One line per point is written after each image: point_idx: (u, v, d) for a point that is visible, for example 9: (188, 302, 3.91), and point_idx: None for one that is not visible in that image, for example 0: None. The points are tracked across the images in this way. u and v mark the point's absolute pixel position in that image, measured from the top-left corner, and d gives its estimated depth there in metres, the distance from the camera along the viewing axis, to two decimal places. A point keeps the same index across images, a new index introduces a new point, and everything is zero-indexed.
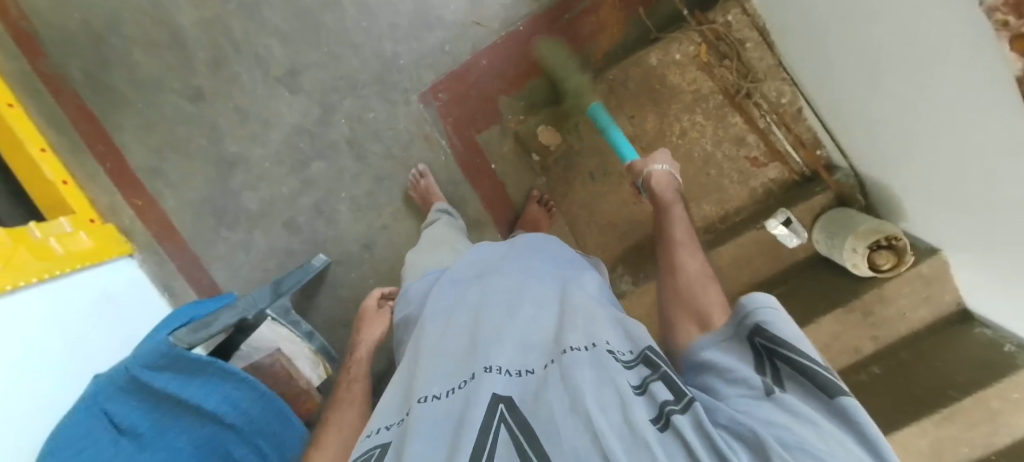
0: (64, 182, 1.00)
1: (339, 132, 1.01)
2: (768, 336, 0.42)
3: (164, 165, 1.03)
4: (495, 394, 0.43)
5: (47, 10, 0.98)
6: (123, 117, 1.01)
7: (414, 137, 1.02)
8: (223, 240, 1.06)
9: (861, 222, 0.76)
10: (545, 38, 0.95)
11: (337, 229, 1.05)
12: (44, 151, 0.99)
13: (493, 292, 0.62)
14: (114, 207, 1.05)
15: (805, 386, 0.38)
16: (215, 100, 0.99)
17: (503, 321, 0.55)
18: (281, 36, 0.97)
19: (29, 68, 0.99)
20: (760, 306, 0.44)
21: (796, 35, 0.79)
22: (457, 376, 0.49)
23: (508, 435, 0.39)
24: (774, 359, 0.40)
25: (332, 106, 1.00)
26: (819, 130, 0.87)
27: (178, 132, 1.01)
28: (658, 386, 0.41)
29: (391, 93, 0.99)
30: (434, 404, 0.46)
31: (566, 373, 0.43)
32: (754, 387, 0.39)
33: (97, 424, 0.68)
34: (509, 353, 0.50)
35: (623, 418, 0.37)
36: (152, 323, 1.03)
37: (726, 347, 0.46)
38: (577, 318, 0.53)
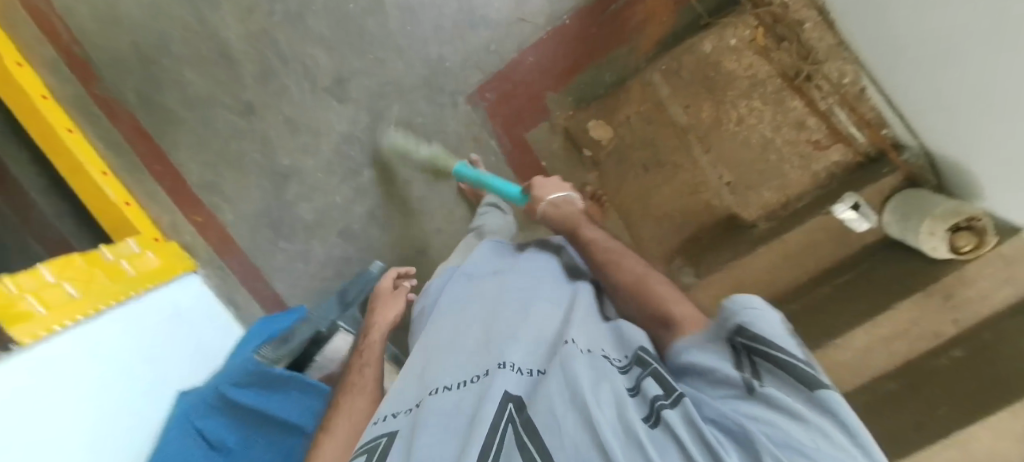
0: (127, 203, 1.03)
1: (388, 139, 1.01)
2: (748, 338, 0.45)
3: (219, 181, 1.04)
4: (505, 392, 0.47)
5: (93, 33, 0.97)
6: (178, 136, 1.02)
7: (463, 140, 1.03)
8: (282, 251, 1.09)
9: (937, 204, 0.74)
10: (591, 31, 0.94)
11: (392, 234, 1.08)
12: (105, 174, 1.02)
13: (506, 295, 0.66)
14: (176, 225, 1.08)
15: (784, 380, 0.42)
16: (266, 114, 1.00)
17: (514, 321, 0.60)
18: (326, 44, 0.96)
19: (85, 93, 1.01)
20: (739, 308, 0.48)
21: (856, 19, 0.77)
22: (468, 369, 0.54)
23: (513, 434, 0.42)
24: (754, 357, 0.44)
25: (380, 113, 1.00)
26: (884, 108, 0.84)
27: (230, 148, 1.02)
28: (650, 384, 0.46)
29: (438, 96, 1.00)
30: (446, 395, 0.50)
31: (566, 370, 0.47)
32: (734, 384, 0.43)
33: (192, 442, 0.71)
34: (522, 349, 0.54)
35: (619, 416, 0.41)
36: (223, 334, 1.07)
37: (703, 345, 0.50)
38: (583, 326, 0.57)
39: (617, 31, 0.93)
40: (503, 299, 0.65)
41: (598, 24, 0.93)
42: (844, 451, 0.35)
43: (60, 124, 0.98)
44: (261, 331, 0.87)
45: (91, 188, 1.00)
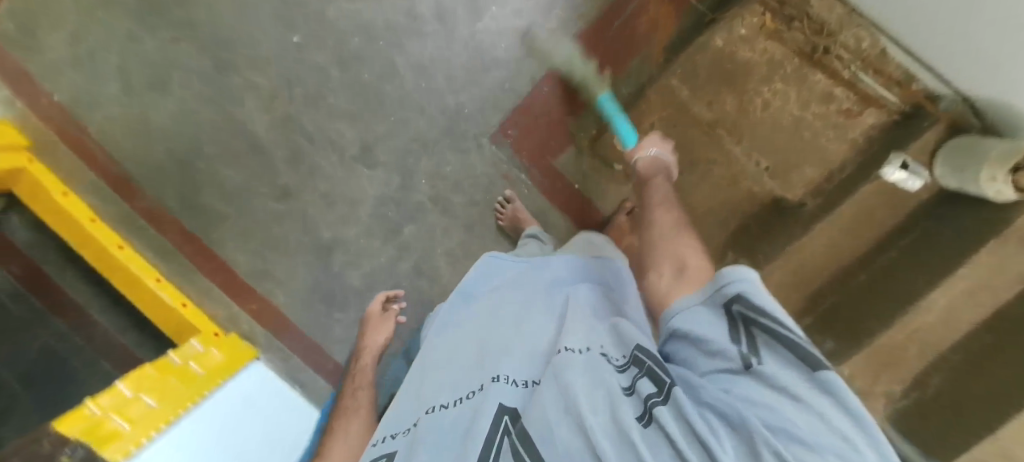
0: (183, 305, 1.04)
1: (422, 193, 1.03)
2: (745, 310, 0.39)
3: (268, 265, 1.07)
4: (500, 405, 0.49)
5: (131, 152, 1.02)
6: (221, 231, 1.06)
7: (494, 180, 1.04)
8: (337, 322, 1.10)
9: (992, 148, 0.72)
10: (597, 49, 0.97)
11: (441, 285, 1.07)
12: (159, 280, 1.03)
13: (508, 309, 0.67)
14: (233, 317, 1.10)
15: (786, 357, 0.36)
16: (302, 192, 1.03)
17: (515, 334, 0.61)
18: (350, 117, 1.00)
19: (129, 209, 1.05)
20: (734, 276, 0.40)
21: None
22: (470, 385, 0.56)
23: (512, 446, 0.43)
24: (752, 331, 0.38)
25: (410, 169, 1.02)
26: (909, 64, 0.82)
27: (274, 232, 1.05)
28: (643, 383, 0.43)
29: (463, 142, 1.02)
30: (445, 413, 0.54)
31: (559, 378, 0.46)
32: (731, 368, 0.38)
33: None
34: (515, 361, 0.56)
35: (606, 418, 0.40)
36: (297, 412, 1.06)
37: (694, 316, 0.43)
38: (584, 329, 0.57)
39: (625, 45, 0.96)
40: (501, 315, 0.67)
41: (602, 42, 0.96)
42: (851, 443, 0.31)
43: (111, 241, 1.00)
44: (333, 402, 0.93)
45: (149, 297, 1.03)
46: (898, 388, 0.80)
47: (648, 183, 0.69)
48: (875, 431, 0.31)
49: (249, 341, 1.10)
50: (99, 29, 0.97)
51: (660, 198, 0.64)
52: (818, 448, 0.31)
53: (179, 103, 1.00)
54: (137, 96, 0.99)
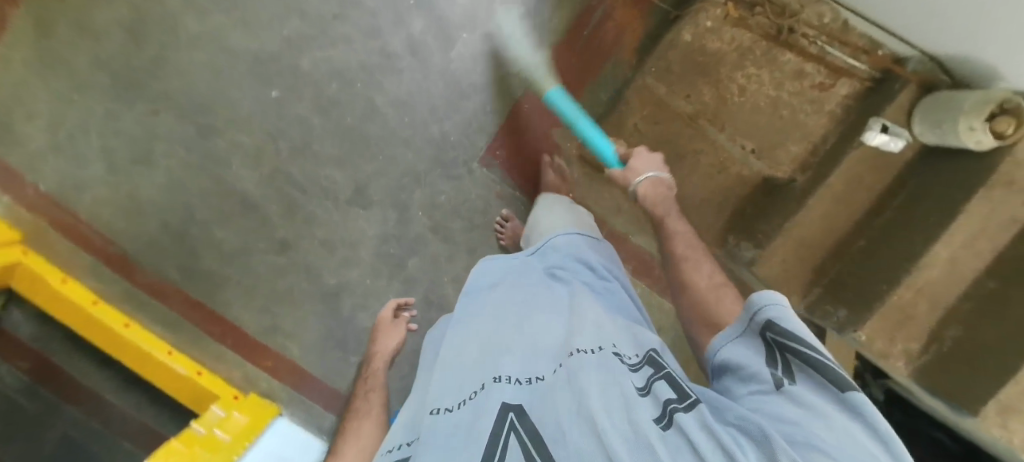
0: (199, 372, 1.03)
1: (420, 225, 1.04)
2: (779, 336, 0.44)
3: (277, 320, 1.07)
4: (504, 404, 0.47)
5: (125, 229, 1.02)
6: (226, 293, 1.05)
7: (489, 201, 1.05)
8: (354, 365, 1.09)
9: (964, 101, 0.75)
10: (572, 60, 1.00)
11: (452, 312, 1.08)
12: (171, 352, 1.02)
13: (505, 304, 0.65)
14: (249, 377, 1.09)
15: (815, 380, 0.40)
16: (301, 243, 1.03)
17: (518, 334, 0.59)
18: (339, 162, 1.01)
19: (131, 285, 1.04)
20: (768, 302, 0.46)
21: None
22: (470, 383, 0.53)
23: (518, 440, 0.43)
24: (787, 356, 0.43)
25: (405, 204, 1.03)
26: (872, 32, 0.86)
27: (278, 285, 1.05)
28: (662, 389, 0.45)
29: (454, 170, 1.03)
30: (447, 415, 0.50)
31: (573, 379, 0.46)
32: (762, 388, 0.42)
33: None
34: (522, 363, 0.55)
35: (620, 416, 0.40)
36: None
37: (733, 343, 0.49)
38: (588, 325, 0.56)
39: (597, 53, 1.00)
40: (501, 312, 0.64)
41: (575, 53, 0.99)
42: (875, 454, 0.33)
43: (117, 321, 0.99)
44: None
45: (161, 370, 1.01)
46: (915, 344, 0.81)
47: (662, 224, 0.73)
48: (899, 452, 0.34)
49: (269, 399, 1.10)
50: (77, 112, 0.98)
51: (687, 251, 0.68)
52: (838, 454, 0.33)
53: (167, 174, 1.00)
54: (124, 172, 0.99)
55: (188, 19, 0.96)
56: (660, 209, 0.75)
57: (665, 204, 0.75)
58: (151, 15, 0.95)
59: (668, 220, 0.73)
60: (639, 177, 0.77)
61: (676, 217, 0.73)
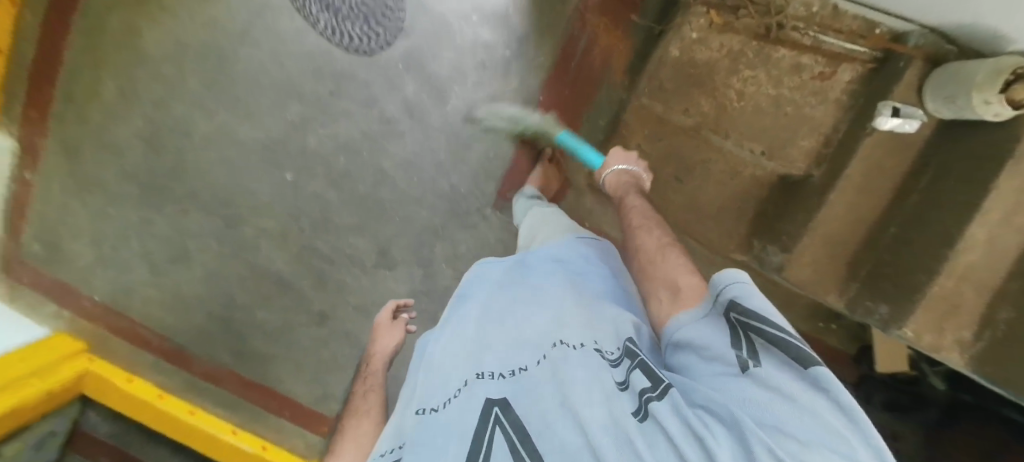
0: (263, 447, 1.09)
1: (447, 277, 1.07)
2: (743, 314, 0.42)
3: (328, 387, 1.11)
4: (489, 399, 0.48)
5: (175, 324, 1.08)
6: (276, 369, 1.11)
7: (508, 241, 1.07)
8: None
9: (975, 74, 0.72)
10: (563, 93, 1.02)
11: None
12: (236, 431, 1.08)
13: (494, 300, 0.65)
14: (310, 444, 1.14)
15: (778, 356, 0.38)
16: (338, 311, 1.08)
17: (504, 329, 0.58)
18: (359, 229, 1.04)
19: (189, 375, 1.11)
20: (732, 284, 0.45)
21: None
22: (458, 380, 0.54)
23: (502, 434, 0.43)
24: (751, 335, 0.40)
25: (429, 259, 1.06)
26: (865, 13, 0.84)
27: (323, 354, 1.10)
28: (636, 378, 0.44)
29: (469, 219, 1.06)
30: (436, 415, 0.51)
31: (556, 373, 0.47)
32: (728, 368, 0.39)
33: None
34: (504, 354, 0.54)
35: (599, 411, 0.40)
36: None
37: (696, 322, 0.46)
38: (573, 313, 0.55)
39: (584, 81, 1.01)
40: (490, 309, 0.63)
41: (564, 85, 1.02)
42: (840, 432, 0.31)
43: (184, 409, 1.06)
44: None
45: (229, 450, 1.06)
46: (968, 333, 0.78)
47: (624, 201, 0.77)
48: (868, 429, 0.31)
49: None
50: (115, 225, 1.04)
51: (641, 220, 0.70)
52: (807, 440, 0.31)
53: (204, 268, 1.06)
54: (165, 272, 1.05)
55: (198, 121, 1.01)
56: (625, 188, 0.81)
57: (627, 186, 0.81)
58: (166, 125, 1.01)
59: (628, 195, 0.78)
60: (607, 171, 0.86)
61: (636, 191, 0.79)
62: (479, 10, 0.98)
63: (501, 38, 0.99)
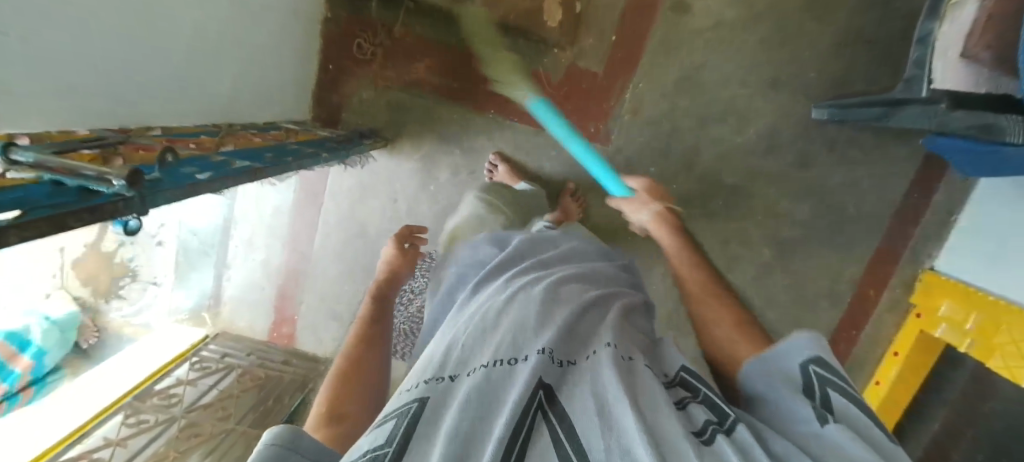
0: (896, 353, 1.02)
1: (698, 169, 1.03)
2: (823, 371, 0.40)
3: (837, 274, 1.05)
4: (539, 375, 0.38)
5: None
6: (817, 328, 1.07)
7: (640, 115, 1.02)
8: (876, 191, 1.01)
9: None
10: (481, 86, 1.02)
11: (783, 111, 1.00)
12: (893, 353, 1.03)
13: (536, 284, 0.54)
14: (902, 293, 1.04)
15: (863, 424, 0.35)
16: (746, 268, 1.06)
17: (557, 310, 0.48)
18: (662, 260, 1.06)
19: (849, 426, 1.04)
20: (814, 339, 0.42)
21: (207, 54, 0.70)
22: (512, 345, 0.42)
23: (549, 425, 0.34)
24: (828, 391, 0.38)
25: (679, 188, 1.04)
26: None
27: (799, 285, 1.06)
28: (697, 409, 0.38)
29: (627, 155, 1.04)
30: (489, 372, 0.39)
31: (604, 375, 0.39)
32: (798, 422, 0.36)
33: (1003, 163, 0.72)
34: (561, 338, 0.44)
35: (660, 420, 0.34)
36: (993, 186, 0.90)
37: (769, 372, 0.42)
38: (632, 336, 0.49)
39: (467, 63, 1.02)
40: (530, 286, 0.53)
41: (471, 86, 1.02)
42: None
43: (874, 393, 1.03)
44: (964, 148, 0.76)
45: (902, 385, 1.00)
46: None
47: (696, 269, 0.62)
48: None
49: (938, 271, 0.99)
50: None
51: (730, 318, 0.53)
52: None
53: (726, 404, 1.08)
54: None
55: None
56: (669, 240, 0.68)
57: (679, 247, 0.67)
58: None
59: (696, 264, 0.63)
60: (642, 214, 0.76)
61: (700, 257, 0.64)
62: (424, 181, 1.07)
63: (447, 159, 1.06)
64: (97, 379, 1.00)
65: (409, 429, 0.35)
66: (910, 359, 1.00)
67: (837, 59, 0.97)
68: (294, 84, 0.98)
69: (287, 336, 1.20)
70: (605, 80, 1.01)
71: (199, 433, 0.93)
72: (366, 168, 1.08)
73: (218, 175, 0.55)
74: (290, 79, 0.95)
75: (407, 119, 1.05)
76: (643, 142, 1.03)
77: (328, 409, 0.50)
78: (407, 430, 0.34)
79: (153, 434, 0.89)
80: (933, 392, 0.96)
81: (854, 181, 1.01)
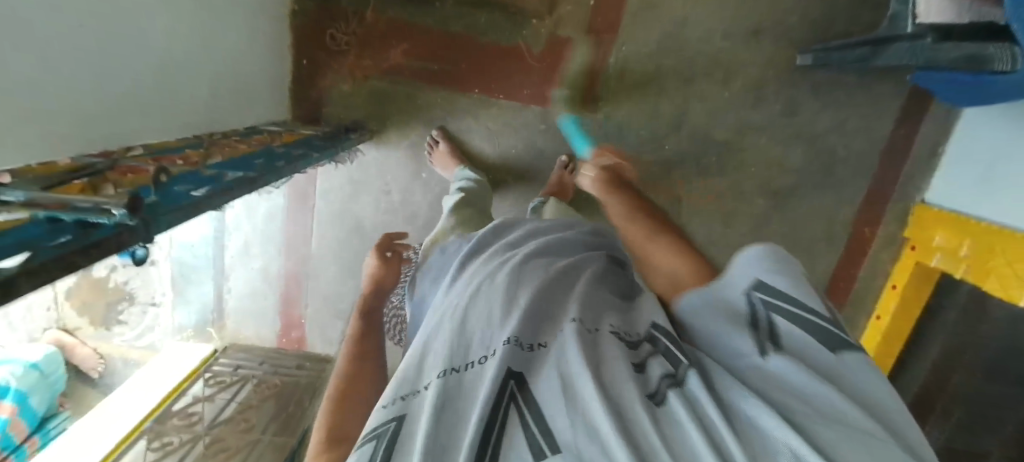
0: (894, 286, 1.07)
1: (690, 128, 1.03)
2: (767, 297, 0.39)
3: (832, 217, 1.07)
4: (511, 367, 0.38)
5: None
6: (816, 270, 1.10)
7: (625, 80, 1.01)
8: (865, 131, 1.02)
9: None
10: (463, 66, 1.00)
11: (768, 60, 0.99)
12: (891, 286, 1.07)
13: (501, 266, 0.53)
14: (896, 228, 1.06)
15: (808, 344, 0.35)
16: (745, 221, 1.08)
17: (521, 293, 0.47)
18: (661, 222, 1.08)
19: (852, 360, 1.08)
20: (759, 259, 0.41)
21: (179, 68, 0.68)
22: (482, 340, 0.42)
23: (519, 410, 0.34)
24: (774, 312, 0.38)
25: (672, 149, 1.04)
26: None
27: (797, 232, 1.08)
28: (656, 363, 0.38)
29: (617, 122, 1.03)
30: (461, 374, 0.39)
31: (568, 352, 0.38)
32: (746, 357, 0.36)
33: (995, 91, 0.73)
34: (531, 322, 0.43)
35: (619, 389, 0.34)
36: (980, 114, 0.91)
37: (709, 299, 0.43)
38: (606, 306, 0.48)
39: (446, 43, 0.99)
40: (495, 271, 0.52)
41: (452, 66, 1.00)
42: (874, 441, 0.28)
43: (875, 326, 1.09)
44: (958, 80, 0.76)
45: (902, 316, 1.04)
46: None
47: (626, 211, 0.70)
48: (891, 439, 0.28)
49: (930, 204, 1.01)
50: None
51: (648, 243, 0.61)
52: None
53: None
54: None
55: None
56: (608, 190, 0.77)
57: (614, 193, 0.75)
58: None
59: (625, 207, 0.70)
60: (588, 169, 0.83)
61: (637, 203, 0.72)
62: (416, 169, 1.05)
63: None
64: (96, 416, 0.96)
65: (388, 447, 0.34)
66: (907, 290, 1.04)
67: (817, 1, 0.96)
68: (269, 84, 0.94)
69: (297, 340, 1.20)
70: (588, 47, 0.99)
71: (226, 448, 0.94)
72: (356, 164, 1.06)
73: (218, 189, 0.55)
74: (264, 80, 0.92)
75: (391, 109, 1.02)
76: (631, 107, 1.02)
77: (326, 436, 0.50)
78: (387, 448, 0.34)
79: (177, 456, 0.91)
80: (931, 319, 0.99)
81: (843, 124, 1.02)
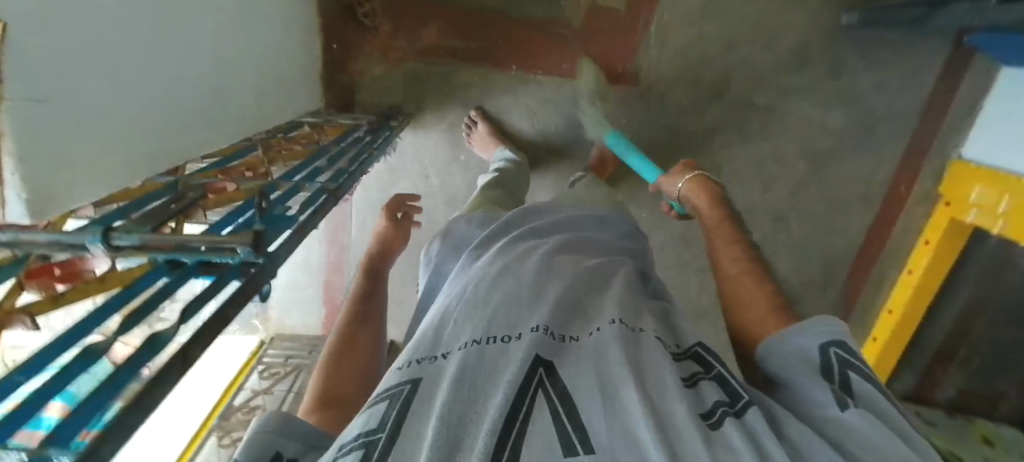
0: (927, 242, 1.05)
1: (731, 95, 1.01)
2: (843, 357, 0.37)
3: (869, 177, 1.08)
4: (539, 355, 0.35)
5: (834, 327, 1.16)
6: (851, 230, 1.12)
7: (666, 49, 0.98)
8: (906, 90, 1.01)
9: None
10: (500, 43, 0.96)
11: (811, 21, 0.96)
12: (924, 242, 1.06)
13: (533, 251, 0.50)
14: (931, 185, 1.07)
15: (889, 420, 0.33)
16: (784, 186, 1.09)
17: (551, 281, 0.44)
18: None
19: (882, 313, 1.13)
20: (831, 321, 0.39)
21: (229, 71, 0.64)
22: (511, 320, 0.39)
23: (550, 402, 0.31)
24: (850, 376, 0.36)
25: (713, 118, 1.02)
26: None
27: (834, 194, 1.09)
28: (710, 387, 0.35)
29: (658, 93, 1.01)
30: (480, 349, 0.35)
31: (607, 353, 0.35)
32: (819, 408, 0.34)
33: None
34: (566, 313, 0.41)
35: (669, 403, 0.31)
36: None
37: (784, 345, 0.40)
38: (642, 300, 0.45)
39: (481, 20, 0.95)
40: (524, 255, 0.49)
41: (489, 44, 0.96)
42: None
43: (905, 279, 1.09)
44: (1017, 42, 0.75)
45: (934, 270, 1.03)
46: None
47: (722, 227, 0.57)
48: None
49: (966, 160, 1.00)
50: None
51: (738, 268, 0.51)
52: None
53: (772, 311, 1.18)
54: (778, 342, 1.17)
55: None
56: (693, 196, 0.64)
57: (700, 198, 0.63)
58: None
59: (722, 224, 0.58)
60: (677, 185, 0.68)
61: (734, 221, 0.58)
62: (455, 151, 1.03)
63: None
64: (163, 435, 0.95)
65: (403, 413, 0.32)
66: (940, 247, 1.03)
67: None
68: (305, 74, 0.91)
69: None
70: (629, 17, 0.96)
71: None
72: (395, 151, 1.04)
73: (314, 210, 0.54)
74: (302, 71, 0.89)
75: (426, 91, 0.99)
76: (672, 76, 0.99)
77: (320, 396, 0.47)
78: (398, 414, 0.32)
79: None
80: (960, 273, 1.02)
81: (884, 84, 1.01)
